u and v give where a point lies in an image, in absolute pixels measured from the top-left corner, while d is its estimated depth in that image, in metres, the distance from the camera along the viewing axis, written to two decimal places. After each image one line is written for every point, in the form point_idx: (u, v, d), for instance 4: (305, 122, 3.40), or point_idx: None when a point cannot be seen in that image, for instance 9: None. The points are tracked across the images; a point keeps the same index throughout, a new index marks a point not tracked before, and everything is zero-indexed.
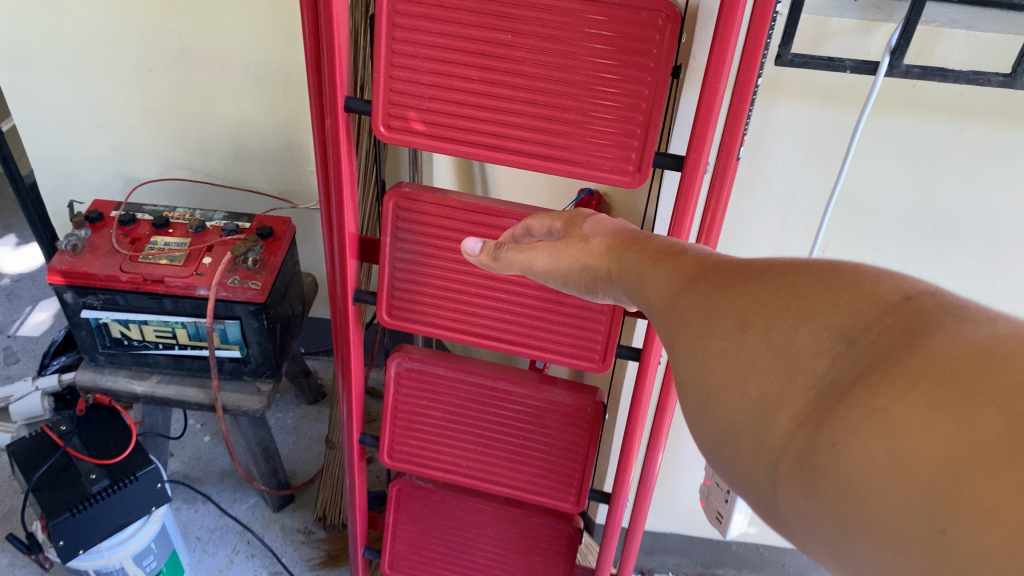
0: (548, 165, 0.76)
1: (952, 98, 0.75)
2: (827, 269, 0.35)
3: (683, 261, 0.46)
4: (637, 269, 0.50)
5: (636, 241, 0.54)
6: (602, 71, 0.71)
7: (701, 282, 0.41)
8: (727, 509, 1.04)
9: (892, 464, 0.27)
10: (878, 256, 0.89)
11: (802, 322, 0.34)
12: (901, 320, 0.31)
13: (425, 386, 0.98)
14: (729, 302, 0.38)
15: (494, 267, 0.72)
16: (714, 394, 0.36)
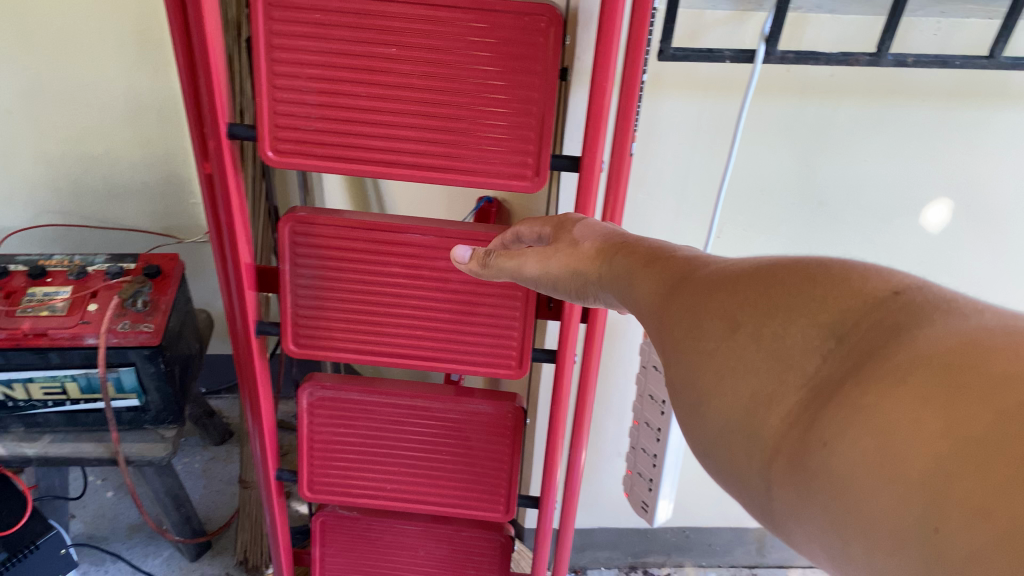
0: (445, 176, 0.75)
1: (823, 79, 0.79)
2: (815, 275, 0.41)
3: (674, 265, 0.52)
4: (627, 271, 0.56)
5: (626, 243, 0.59)
6: (489, 79, 0.71)
7: (696, 286, 0.47)
8: (651, 497, 1.05)
9: (882, 462, 0.31)
10: (770, 237, 0.92)
11: (794, 323, 0.39)
12: (886, 315, 0.37)
13: (340, 413, 0.95)
14: (723, 307, 0.44)
15: (483, 275, 0.74)
16: (709, 392, 0.41)
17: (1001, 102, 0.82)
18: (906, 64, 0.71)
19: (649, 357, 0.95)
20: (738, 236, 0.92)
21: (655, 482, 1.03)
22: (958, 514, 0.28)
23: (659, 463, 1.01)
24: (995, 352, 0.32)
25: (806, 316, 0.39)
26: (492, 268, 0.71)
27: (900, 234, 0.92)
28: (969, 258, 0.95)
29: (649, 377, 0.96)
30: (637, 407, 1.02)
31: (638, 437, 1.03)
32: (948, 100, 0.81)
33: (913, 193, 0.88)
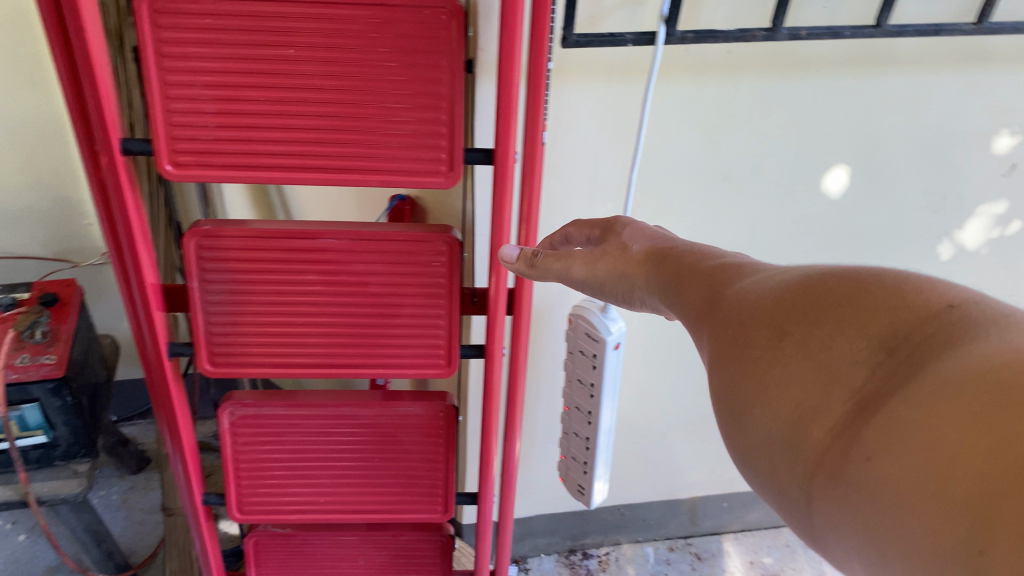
0: (356, 177, 0.74)
1: (721, 57, 0.80)
2: (864, 295, 0.43)
3: (718, 276, 0.56)
4: (675, 279, 0.60)
5: (666, 254, 0.64)
6: (394, 75, 0.69)
7: (746, 301, 0.50)
8: (587, 479, 1.06)
9: (923, 474, 0.33)
10: (682, 215, 0.94)
11: (840, 337, 0.42)
12: (931, 329, 0.39)
13: (265, 429, 0.92)
14: (773, 319, 0.47)
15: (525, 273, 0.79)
16: (756, 400, 0.44)
17: (888, 69, 0.85)
18: (799, 37, 0.73)
19: (573, 343, 0.96)
20: (651, 216, 0.93)
21: (590, 465, 1.04)
22: (998, 530, 0.29)
23: (592, 446, 1.02)
24: None
25: (853, 333, 0.41)
26: (535, 267, 0.75)
27: (803, 202, 0.96)
28: (867, 220, 1.00)
29: (575, 362, 0.97)
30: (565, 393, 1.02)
31: (569, 422, 1.04)
32: (838, 70, 0.84)
33: (812, 162, 0.92)
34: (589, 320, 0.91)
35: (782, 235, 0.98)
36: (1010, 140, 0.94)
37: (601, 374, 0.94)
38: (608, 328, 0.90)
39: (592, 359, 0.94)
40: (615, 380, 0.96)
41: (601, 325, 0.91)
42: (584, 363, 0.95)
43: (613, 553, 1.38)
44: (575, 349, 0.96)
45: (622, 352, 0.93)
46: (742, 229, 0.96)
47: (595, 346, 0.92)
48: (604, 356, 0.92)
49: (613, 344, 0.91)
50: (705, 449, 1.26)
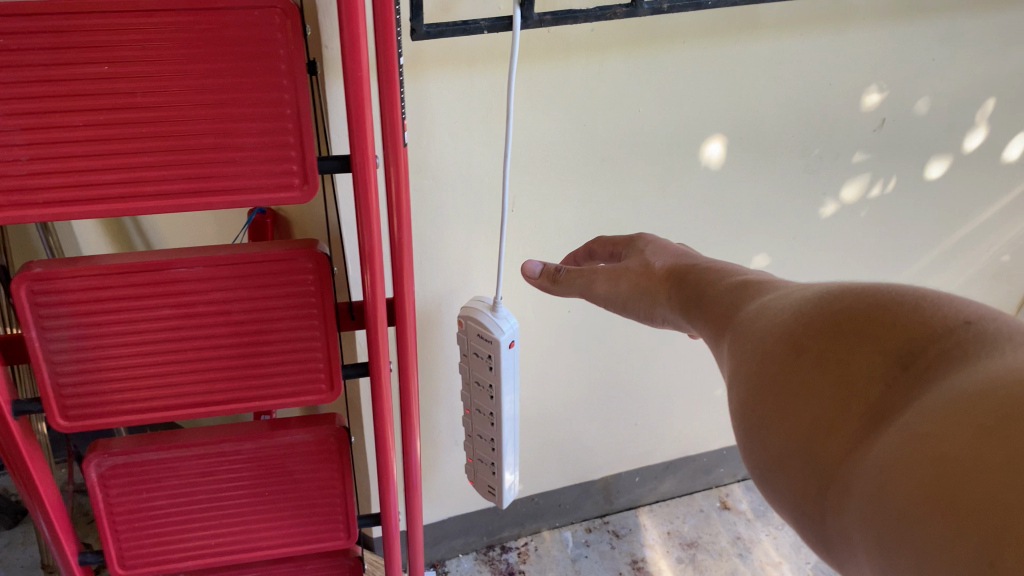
0: (201, 201, 0.67)
1: (585, 36, 0.76)
2: (878, 304, 0.40)
3: (732, 298, 0.53)
4: (698, 295, 0.57)
5: (688, 275, 0.60)
6: (230, 85, 0.62)
7: (763, 313, 0.47)
8: (496, 479, 1.01)
9: (938, 488, 0.30)
10: (563, 200, 0.90)
11: (859, 348, 0.38)
12: (954, 345, 0.35)
13: (140, 477, 0.85)
14: (789, 332, 0.43)
15: (550, 290, 0.76)
16: (768, 414, 0.41)
17: (754, 35, 0.83)
18: (661, 11, 0.69)
19: (465, 345, 0.90)
20: (530, 204, 0.89)
21: (498, 465, 0.99)
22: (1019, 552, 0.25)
23: (498, 446, 0.97)
24: None
25: (868, 343, 0.38)
26: (563, 283, 0.74)
27: (684, 175, 0.93)
28: (748, 186, 0.98)
29: (470, 365, 0.91)
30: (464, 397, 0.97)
31: (470, 425, 0.99)
32: (705, 40, 0.81)
33: (688, 133, 0.89)
34: (479, 320, 0.86)
35: (666, 209, 0.96)
36: (878, 95, 0.94)
37: (498, 374, 0.89)
38: (500, 326, 0.85)
39: (487, 360, 0.88)
40: (514, 378, 0.91)
41: (492, 324, 0.85)
42: (479, 364, 0.90)
43: (532, 543, 1.35)
44: (468, 352, 0.90)
45: (517, 348, 0.88)
46: (624, 208, 0.94)
47: (489, 346, 0.87)
48: (499, 355, 0.86)
49: (507, 342, 0.86)
50: (613, 429, 1.24)
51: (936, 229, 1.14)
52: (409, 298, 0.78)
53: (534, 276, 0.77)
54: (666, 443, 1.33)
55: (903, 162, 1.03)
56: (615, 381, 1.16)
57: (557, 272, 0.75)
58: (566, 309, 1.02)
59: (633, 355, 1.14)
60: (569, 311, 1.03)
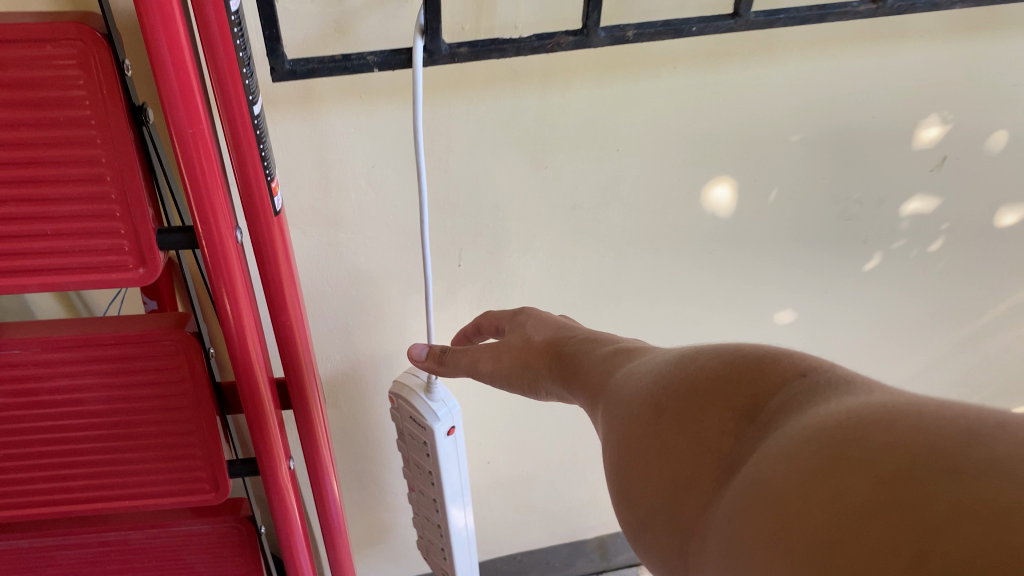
0: (6, 283, 0.51)
1: (538, 61, 0.59)
2: (736, 361, 0.37)
3: (606, 365, 0.49)
4: (582, 365, 0.52)
5: (569, 345, 0.55)
6: (26, 141, 0.47)
7: (637, 377, 0.44)
8: (449, 567, 0.88)
9: (778, 535, 0.27)
10: (525, 255, 0.73)
11: (716, 401, 0.36)
12: (797, 391, 0.33)
13: (8, 568, 0.72)
14: (658, 392, 0.40)
15: (438, 372, 0.66)
16: (635, 474, 0.38)
17: (770, 57, 0.64)
18: (624, 40, 0.51)
19: (400, 425, 0.75)
20: (482, 258, 0.72)
21: (449, 551, 0.85)
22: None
23: (446, 532, 0.83)
24: (878, 425, 0.27)
25: (719, 397, 0.36)
26: (449, 363, 0.64)
27: (682, 223, 0.75)
28: (769, 237, 0.79)
29: (406, 446, 0.77)
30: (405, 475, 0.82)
31: (415, 503, 0.85)
32: (703, 65, 0.63)
33: (686, 177, 0.71)
34: (411, 403, 0.70)
35: (660, 262, 0.78)
36: (938, 128, 0.73)
37: (436, 462, 0.74)
38: (435, 413, 0.70)
39: (422, 446, 0.74)
40: (459, 464, 0.76)
41: (427, 409, 0.70)
42: (416, 448, 0.75)
43: None
44: (404, 433, 0.75)
45: (458, 433, 0.73)
46: (606, 262, 0.76)
47: (424, 433, 0.72)
48: (434, 445, 0.72)
49: (445, 430, 0.71)
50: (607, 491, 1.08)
51: (1010, 286, 0.93)
52: (308, 383, 0.64)
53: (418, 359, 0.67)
54: None
55: (967, 209, 0.82)
56: None
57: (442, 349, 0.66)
58: None
59: None
60: None
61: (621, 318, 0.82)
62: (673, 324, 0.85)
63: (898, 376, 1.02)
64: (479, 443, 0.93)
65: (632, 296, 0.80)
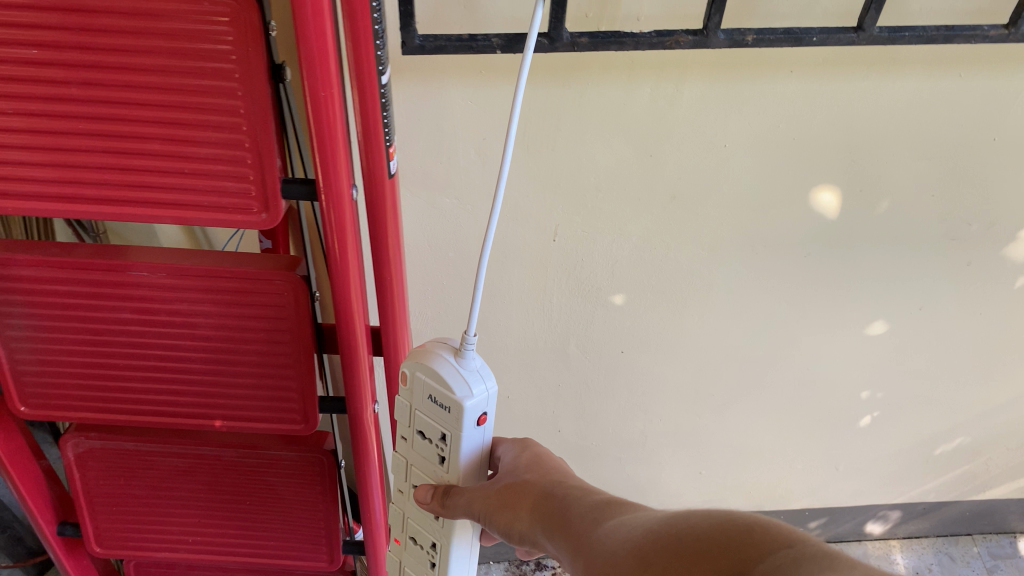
0: (149, 212, 0.56)
1: (656, 52, 0.60)
2: (723, 525, 0.39)
3: (586, 514, 0.50)
4: (567, 509, 0.52)
5: (554, 492, 0.54)
6: (194, 86, 0.51)
7: (619, 525, 0.46)
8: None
9: None
10: (618, 237, 0.75)
11: (699, 559, 0.38)
12: (782, 561, 0.35)
13: (114, 466, 0.79)
14: (638, 545, 0.42)
15: (446, 512, 0.61)
16: None
17: (893, 70, 0.63)
18: (743, 44, 0.52)
19: (412, 416, 0.62)
20: (578, 236, 0.74)
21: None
22: None
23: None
24: None
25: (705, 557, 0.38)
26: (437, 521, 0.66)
27: (782, 223, 0.75)
28: (866, 244, 0.78)
29: (417, 447, 0.64)
30: (392, 514, 0.71)
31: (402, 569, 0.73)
32: (825, 72, 0.62)
33: (793, 180, 0.71)
34: (436, 368, 0.57)
35: (755, 260, 0.79)
36: None
37: (456, 463, 0.60)
38: (465, 384, 0.57)
39: (441, 438, 0.60)
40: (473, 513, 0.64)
41: (452, 380, 0.57)
42: (429, 445, 0.62)
43: None
44: (416, 424, 0.62)
45: (488, 430, 0.60)
46: (699, 254, 0.77)
47: (447, 417, 0.59)
48: (459, 433, 0.58)
49: (473, 414, 0.57)
50: (672, 474, 1.09)
51: None
52: (399, 331, 0.68)
53: (424, 501, 0.63)
54: (735, 497, 1.15)
55: None
56: (678, 430, 1.01)
57: (447, 482, 0.62)
58: (619, 349, 0.88)
59: (700, 407, 0.98)
60: (622, 352, 0.88)
61: (705, 309, 0.84)
62: (759, 322, 0.86)
63: (980, 402, 1.02)
64: (552, 413, 0.96)
65: (721, 290, 0.81)
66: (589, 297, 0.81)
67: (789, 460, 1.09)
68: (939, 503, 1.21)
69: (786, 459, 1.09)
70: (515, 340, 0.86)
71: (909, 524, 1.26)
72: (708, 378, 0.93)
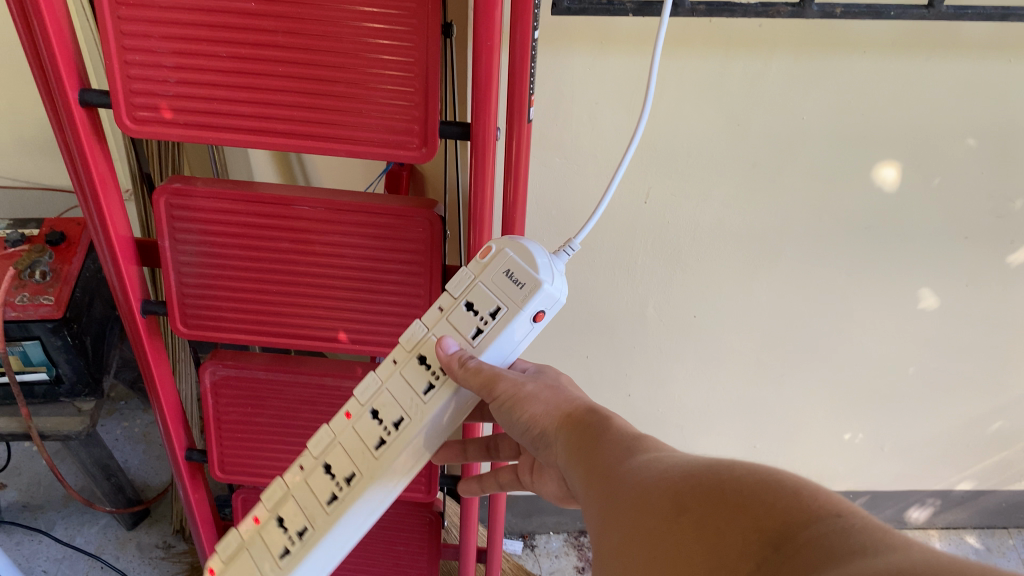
0: (326, 145, 0.68)
1: (751, 30, 0.70)
2: (767, 482, 0.35)
3: (623, 442, 0.48)
4: (602, 433, 0.50)
5: (594, 415, 0.53)
6: (379, 37, 0.63)
7: (654, 467, 0.42)
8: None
9: None
10: (702, 201, 0.85)
11: (740, 514, 0.34)
12: (830, 532, 0.31)
13: (245, 394, 0.89)
14: (676, 488, 0.38)
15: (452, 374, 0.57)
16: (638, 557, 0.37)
17: (951, 52, 0.73)
18: (832, 16, 0.63)
19: (462, 288, 0.60)
20: (668, 199, 0.85)
21: (305, 543, 0.62)
22: None
23: (388, 442, 0.60)
24: None
25: (747, 514, 0.34)
26: (426, 395, 0.60)
27: (848, 195, 0.85)
28: (922, 218, 0.88)
29: (451, 318, 0.60)
30: (364, 381, 0.63)
31: (331, 449, 0.64)
32: (894, 52, 0.73)
33: (860, 154, 0.81)
34: (532, 248, 0.57)
35: (821, 229, 0.88)
36: None
37: (490, 343, 0.58)
38: (552, 273, 0.57)
39: (491, 314, 0.58)
40: (462, 402, 0.61)
41: (542, 259, 0.57)
42: (466, 321, 0.59)
43: None
44: (465, 296, 0.59)
45: (533, 331, 0.58)
46: (772, 221, 0.87)
47: (512, 297, 0.57)
48: (520, 312, 0.56)
49: (543, 302, 0.57)
50: (728, 447, 1.18)
51: None
52: None
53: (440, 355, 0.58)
54: None
55: None
56: (738, 401, 1.10)
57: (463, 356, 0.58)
58: (692, 314, 0.98)
59: (759, 377, 1.07)
60: (694, 316, 0.98)
61: (772, 277, 0.93)
62: (820, 293, 0.95)
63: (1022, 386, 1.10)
64: (624, 375, 1.06)
65: (788, 258, 0.91)
66: (668, 259, 0.91)
67: (838, 438, 1.18)
68: (977, 492, 1.29)
69: (834, 436, 1.17)
70: (599, 300, 0.96)
71: (947, 514, 1.33)
72: (770, 348, 1.03)
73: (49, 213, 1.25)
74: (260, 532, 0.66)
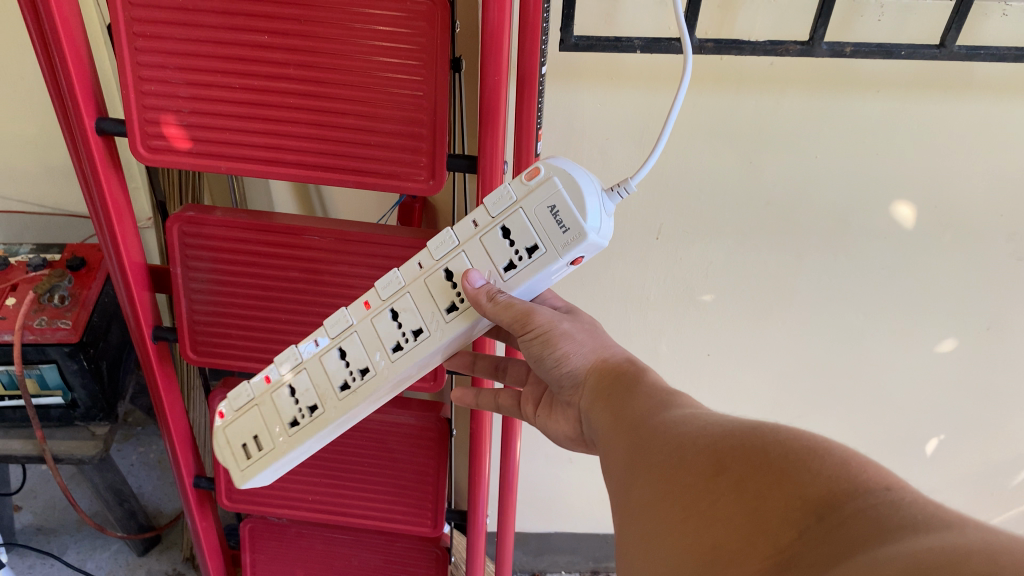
0: (336, 176, 0.68)
1: (762, 69, 0.70)
2: (813, 454, 0.36)
3: (657, 399, 0.50)
4: (637, 387, 0.53)
5: (627, 370, 0.57)
6: (388, 70, 0.63)
7: (692, 428, 0.44)
8: (288, 444, 0.65)
9: None
10: (715, 238, 0.84)
11: (785, 480, 0.35)
12: (878, 504, 0.32)
13: None
14: (717, 450, 0.40)
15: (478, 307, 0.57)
16: (671, 513, 0.39)
17: (968, 94, 0.72)
18: (842, 54, 0.62)
19: (502, 211, 0.57)
20: (680, 236, 0.84)
21: (317, 420, 0.64)
22: None
23: (403, 351, 0.60)
24: (967, 551, 0.26)
25: (791, 482, 0.35)
26: (449, 312, 0.59)
27: (863, 235, 0.84)
28: (940, 261, 0.86)
29: (486, 238, 0.57)
30: (387, 277, 0.62)
31: (347, 334, 0.63)
32: (909, 92, 0.72)
33: (874, 194, 0.80)
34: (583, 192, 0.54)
35: (835, 269, 0.87)
36: None
37: (524, 278, 0.56)
38: (598, 220, 0.54)
39: (528, 248, 0.56)
40: (476, 329, 0.61)
41: (590, 206, 0.54)
42: (501, 248, 0.57)
43: None
44: (503, 222, 0.57)
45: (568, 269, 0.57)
46: (785, 260, 0.86)
47: (552, 236, 0.55)
48: (559, 256, 0.54)
49: (585, 247, 0.54)
50: None
51: None
52: None
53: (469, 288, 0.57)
54: None
55: None
56: None
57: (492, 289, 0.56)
58: (705, 351, 0.97)
59: (774, 417, 1.06)
60: (708, 354, 0.97)
61: (786, 317, 0.92)
62: (836, 334, 0.94)
63: None
64: None
65: (802, 298, 0.90)
66: (681, 296, 0.90)
67: None
68: None
69: None
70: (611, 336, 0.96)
71: None
72: (784, 387, 1.01)
73: (72, 240, 1.28)
74: (271, 393, 0.66)
